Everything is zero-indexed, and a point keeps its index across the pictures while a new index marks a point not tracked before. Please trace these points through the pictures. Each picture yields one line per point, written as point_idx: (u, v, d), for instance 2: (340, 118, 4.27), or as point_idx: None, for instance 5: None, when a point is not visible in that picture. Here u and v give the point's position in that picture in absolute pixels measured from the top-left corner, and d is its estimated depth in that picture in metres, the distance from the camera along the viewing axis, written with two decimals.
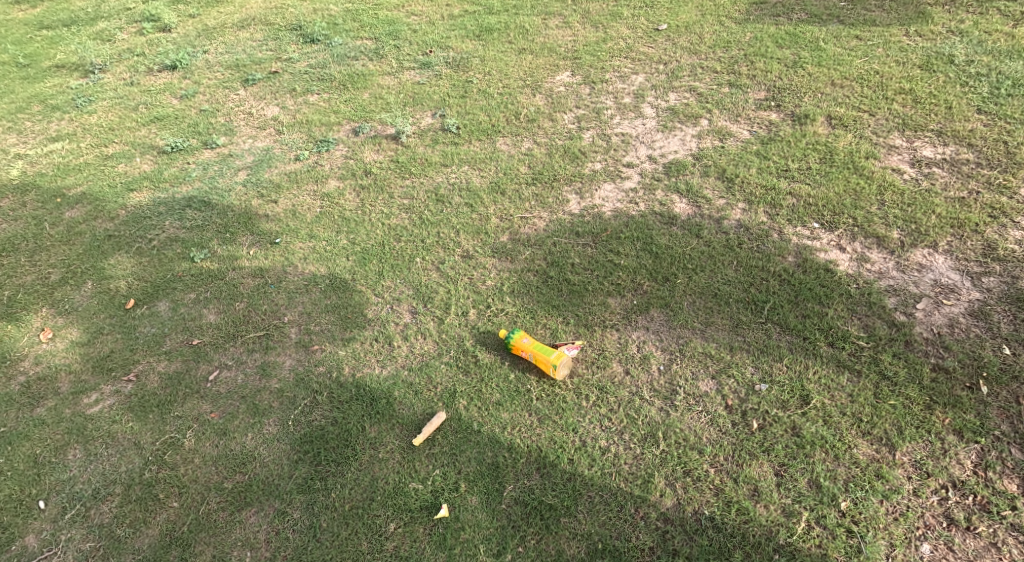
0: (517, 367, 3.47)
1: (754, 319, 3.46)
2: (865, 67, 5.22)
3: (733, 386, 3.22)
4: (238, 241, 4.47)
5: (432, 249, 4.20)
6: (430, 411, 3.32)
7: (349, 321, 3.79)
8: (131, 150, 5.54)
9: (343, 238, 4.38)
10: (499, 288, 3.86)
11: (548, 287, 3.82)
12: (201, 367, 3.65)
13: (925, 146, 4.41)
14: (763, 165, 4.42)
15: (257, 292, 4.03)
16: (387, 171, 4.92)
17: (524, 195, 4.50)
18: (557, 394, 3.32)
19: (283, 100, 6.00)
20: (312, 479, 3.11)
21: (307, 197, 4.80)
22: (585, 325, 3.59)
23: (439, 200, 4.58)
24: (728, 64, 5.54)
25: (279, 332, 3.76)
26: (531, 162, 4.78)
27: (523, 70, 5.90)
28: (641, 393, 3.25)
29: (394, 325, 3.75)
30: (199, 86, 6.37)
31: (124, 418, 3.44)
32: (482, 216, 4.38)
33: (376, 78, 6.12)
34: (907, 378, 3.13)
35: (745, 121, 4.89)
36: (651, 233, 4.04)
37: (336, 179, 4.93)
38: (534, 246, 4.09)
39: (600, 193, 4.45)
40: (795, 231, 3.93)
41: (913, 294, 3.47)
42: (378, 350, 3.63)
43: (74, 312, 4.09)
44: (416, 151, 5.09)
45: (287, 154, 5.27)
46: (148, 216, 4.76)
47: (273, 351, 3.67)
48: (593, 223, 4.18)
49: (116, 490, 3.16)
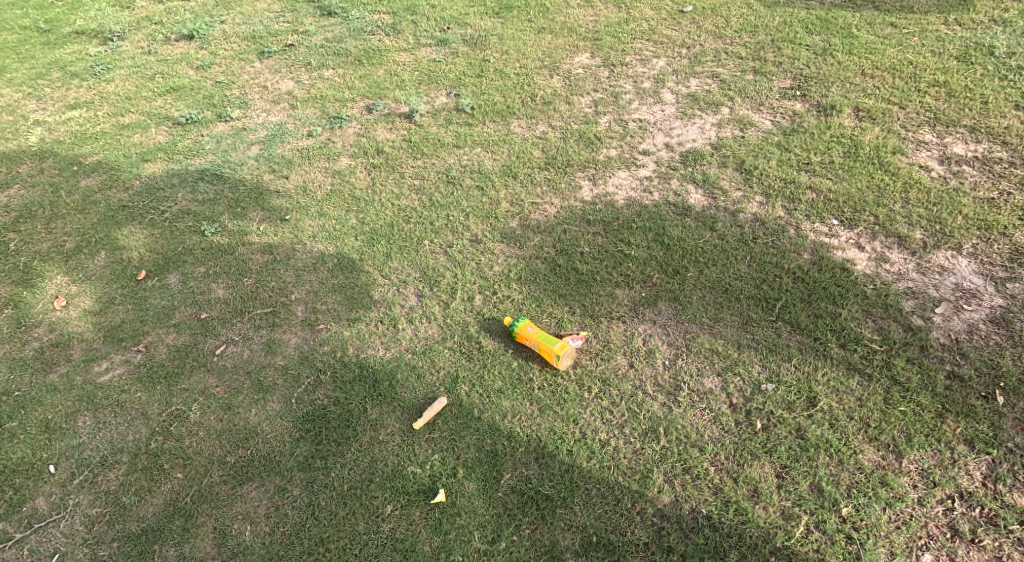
0: (520, 356, 3.43)
1: (764, 317, 3.38)
2: (898, 57, 5.07)
3: (738, 384, 3.15)
4: (249, 216, 4.51)
5: (441, 231, 4.18)
6: (431, 395, 3.30)
7: (356, 302, 3.80)
8: (147, 121, 5.55)
9: (353, 217, 4.39)
10: (506, 274, 3.84)
11: (557, 274, 3.79)
12: (209, 341, 3.68)
13: (956, 142, 4.28)
14: (784, 157, 4.39)
15: (266, 269, 4.07)
16: (399, 151, 4.92)
17: (536, 179, 4.50)
18: (559, 384, 3.28)
19: (298, 73, 5.99)
20: (312, 458, 3.12)
21: (318, 173, 4.84)
22: (591, 316, 3.55)
23: (450, 181, 4.57)
24: (753, 50, 5.45)
25: (286, 309, 3.79)
26: (545, 146, 4.77)
27: (542, 51, 5.81)
28: (644, 387, 3.20)
29: (399, 307, 3.74)
30: (215, 57, 6.35)
31: (133, 388, 3.47)
32: (493, 200, 4.37)
33: (392, 54, 6.06)
34: (920, 384, 3.04)
35: (769, 110, 4.87)
36: (664, 224, 4.02)
37: (347, 157, 4.96)
38: (544, 232, 4.08)
39: (614, 179, 4.45)
40: (813, 227, 3.87)
41: (932, 297, 3.37)
42: (382, 332, 3.62)
43: (86, 281, 4.13)
44: (429, 131, 5.09)
45: (300, 129, 5.30)
46: (161, 188, 4.80)
47: (279, 328, 3.70)
48: (604, 211, 4.17)
49: (124, 458, 3.20)
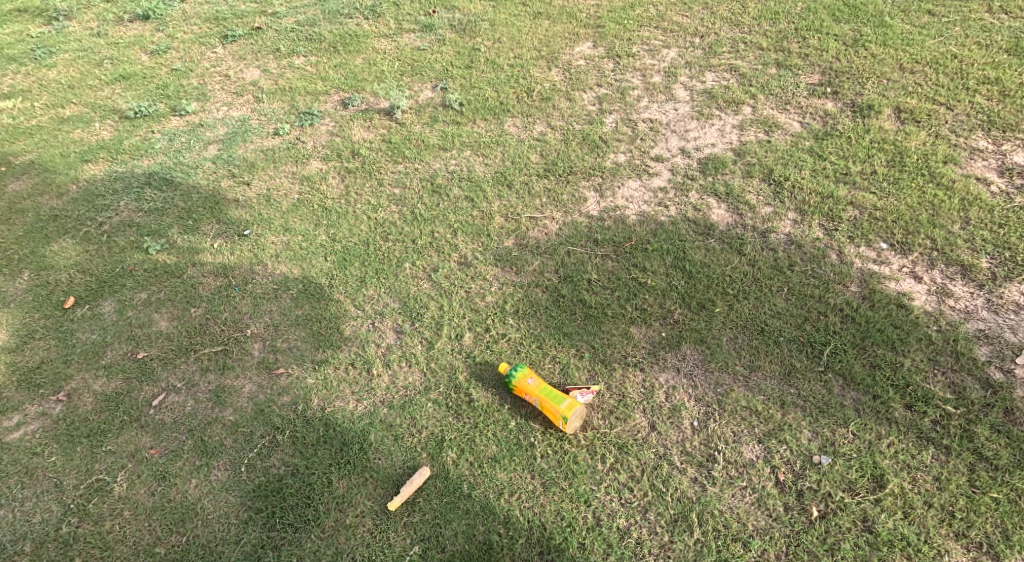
0: (519, 414, 2.87)
1: (811, 367, 2.82)
2: (940, 49, 4.50)
3: (785, 455, 2.60)
4: (202, 230, 3.90)
5: (424, 251, 3.68)
6: (411, 464, 2.74)
7: (323, 339, 3.26)
8: (90, 114, 4.88)
9: (323, 232, 3.86)
10: (501, 306, 3.31)
11: (561, 307, 3.27)
12: (144, 388, 3.07)
13: (1015, 150, 3.74)
14: (818, 167, 3.85)
15: (219, 296, 3.51)
16: (378, 154, 4.38)
17: (535, 189, 4.01)
18: (567, 451, 2.71)
19: (265, 61, 5.32)
20: (263, 548, 2.54)
21: (284, 179, 4.24)
22: (603, 361, 3.00)
23: (435, 191, 4.07)
24: (776, 40, 4.86)
25: (241, 348, 3.23)
26: (543, 149, 4.28)
27: (539, 39, 5.22)
28: (670, 457, 2.64)
29: (375, 347, 3.20)
30: (173, 41, 5.67)
31: (47, 451, 2.87)
32: (486, 214, 3.87)
33: (371, 40, 5.42)
34: (1011, 462, 2.50)
35: (796, 110, 4.30)
36: (684, 246, 3.52)
37: (318, 160, 4.38)
38: (544, 255, 3.57)
39: (624, 190, 3.96)
40: (859, 251, 3.33)
41: (1011, 344, 2.83)
42: (354, 379, 3.07)
43: (4, 309, 3.49)
44: (412, 130, 4.55)
45: (265, 127, 4.67)
46: (101, 194, 4.16)
47: (231, 372, 3.13)
48: (614, 229, 3.68)
49: (27, 546, 2.60)
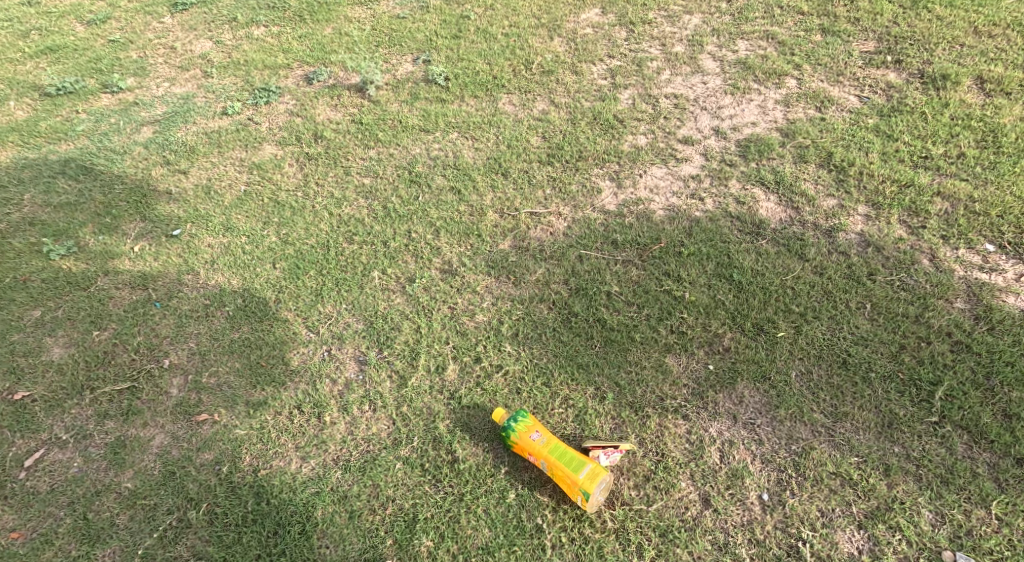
0: (523, 480, 2.17)
1: (923, 417, 2.13)
2: (1019, 10, 3.75)
3: (899, 547, 1.92)
4: (122, 230, 3.12)
5: (398, 256, 2.93)
6: (370, 554, 2.04)
7: (263, 372, 2.50)
8: (4, 91, 4.09)
9: (272, 232, 3.08)
10: (497, 329, 2.58)
11: (574, 329, 2.53)
12: (20, 444, 2.34)
13: None
14: (890, 149, 3.07)
15: (132, 314, 2.72)
16: (345, 137, 3.62)
17: (536, 178, 3.25)
18: (589, 539, 2.03)
19: (219, 32, 4.54)
20: None
21: (230, 167, 3.46)
22: (631, 407, 2.29)
23: (414, 181, 3.31)
24: (818, 2, 4.10)
25: (155, 384, 2.47)
26: (546, 130, 3.52)
27: (538, 5, 4.45)
28: (737, 548, 1.96)
29: (330, 384, 2.47)
30: (114, 10, 4.87)
31: None
32: (476, 209, 3.12)
33: (344, 9, 4.65)
34: None
35: (851, 82, 3.54)
36: (727, 249, 2.76)
37: (273, 144, 3.61)
38: (550, 261, 2.82)
39: (646, 179, 3.18)
40: (958, 255, 2.59)
41: None
42: (300, 428, 2.34)
43: None
44: (388, 109, 3.79)
45: (212, 106, 3.89)
46: (4, 186, 3.38)
47: (137, 418, 2.37)
48: (637, 228, 2.92)
49: None
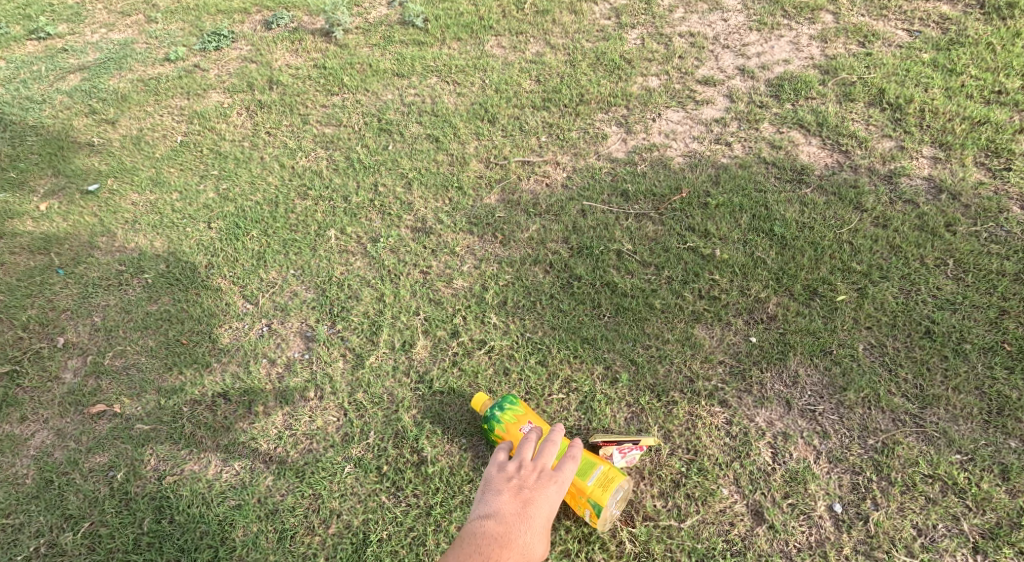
0: None
1: None
2: None
3: None
4: (31, 186, 2.59)
5: (360, 213, 2.39)
6: None
7: (180, 352, 1.97)
8: None
9: (210, 187, 2.55)
10: (480, 296, 2.05)
11: (576, 295, 2.01)
12: None
13: None
14: (954, 84, 2.55)
15: (27, 283, 2.19)
16: (305, 83, 3.08)
17: (529, 123, 2.72)
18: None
19: None
20: None
21: (166, 116, 2.92)
22: (652, 391, 1.77)
23: (383, 129, 2.77)
24: None
25: (44, 367, 1.96)
26: (541, 72, 2.99)
27: None
28: None
29: (267, 365, 1.94)
30: None
31: None
32: (457, 159, 2.58)
33: None
34: None
35: (899, 13, 3.01)
36: (765, 197, 2.23)
37: (221, 91, 3.07)
38: (546, 216, 2.29)
39: (661, 123, 2.66)
40: None
41: None
42: (222, 422, 1.81)
43: None
44: (357, 54, 3.25)
45: (154, 52, 3.35)
46: None
47: (13, 413, 1.86)
48: (652, 176, 2.39)
49: None
